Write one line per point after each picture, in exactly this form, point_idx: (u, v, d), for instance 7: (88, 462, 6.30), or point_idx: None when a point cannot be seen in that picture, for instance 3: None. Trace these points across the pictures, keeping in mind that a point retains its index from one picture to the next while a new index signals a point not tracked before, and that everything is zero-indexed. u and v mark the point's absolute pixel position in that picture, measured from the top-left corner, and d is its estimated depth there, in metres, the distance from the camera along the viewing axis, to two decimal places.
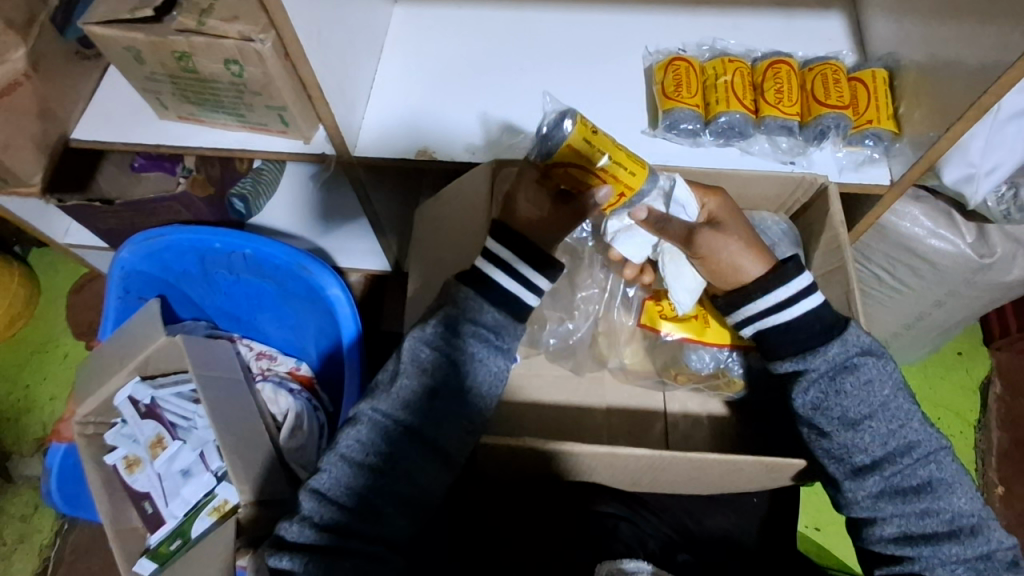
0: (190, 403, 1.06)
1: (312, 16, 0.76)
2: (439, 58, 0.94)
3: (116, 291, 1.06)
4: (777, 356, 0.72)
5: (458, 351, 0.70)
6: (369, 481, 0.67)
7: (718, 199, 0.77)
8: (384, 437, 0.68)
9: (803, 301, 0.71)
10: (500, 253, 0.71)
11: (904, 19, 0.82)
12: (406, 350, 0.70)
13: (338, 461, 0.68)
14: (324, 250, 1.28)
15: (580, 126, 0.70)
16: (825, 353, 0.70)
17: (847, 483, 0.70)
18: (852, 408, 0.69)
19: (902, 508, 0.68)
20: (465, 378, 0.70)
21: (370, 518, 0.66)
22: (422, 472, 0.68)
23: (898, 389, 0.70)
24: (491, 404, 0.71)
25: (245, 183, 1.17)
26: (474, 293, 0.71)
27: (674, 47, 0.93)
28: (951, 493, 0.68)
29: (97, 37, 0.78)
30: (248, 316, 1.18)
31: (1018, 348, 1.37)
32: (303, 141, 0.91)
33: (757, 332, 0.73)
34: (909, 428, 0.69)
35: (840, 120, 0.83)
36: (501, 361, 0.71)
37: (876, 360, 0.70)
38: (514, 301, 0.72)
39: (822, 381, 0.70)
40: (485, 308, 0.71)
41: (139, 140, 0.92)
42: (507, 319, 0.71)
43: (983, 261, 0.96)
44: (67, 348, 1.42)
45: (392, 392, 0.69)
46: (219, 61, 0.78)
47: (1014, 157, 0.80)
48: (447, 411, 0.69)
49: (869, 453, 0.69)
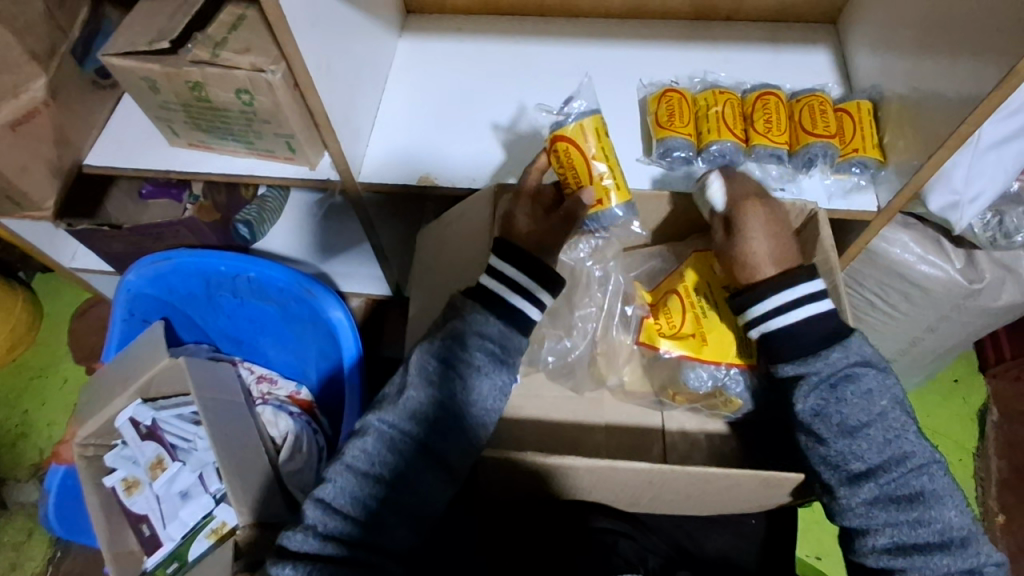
0: (191, 425, 1.05)
1: (322, 49, 0.80)
2: (442, 89, 0.98)
3: (121, 313, 1.07)
4: (780, 360, 0.74)
5: (464, 364, 0.71)
6: (373, 491, 0.67)
7: (749, 213, 0.77)
8: (392, 450, 0.69)
9: (810, 305, 0.73)
10: (508, 274, 0.74)
11: (886, 53, 0.86)
12: (413, 363, 0.72)
13: (346, 471, 0.68)
14: (330, 275, 1.30)
15: (595, 118, 0.80)
16: (827, 358, 0.72)
17: (842, 490, 0.71)
18: (852, 415, 0.70)
19: (895, 517, 0.69)
20: (468, 389, 0.71)
21: (374, 530, 0.66)
22: (425, 485, 0.68)
23: (896, 401, 0.72)
24: (494, 419, 0.73)
25: (250, 210, 1.21)
26: (480, 307, 0.73)
27: (667, 79, 0.97)
28: (942, 504, 0.68)
29: (114, 67, 0.81)
30: (251, 338, 1.19)
31: (1014, 375, 1.38)
32: (308, 167, 0.93)
33: (763, 334, 0.75)
34: (906, 438, 0.70)
35: (828, 149, 0.86)
36: (504, 379, 0.73)
37: (875, 371, 0.72)
38: (516, 316, 0.73)
39: (824, 388, 0.71)
40: (490, 320, 0.73)
41: (151, 165, 0.95)
42: (508, 332, 0.73)
43: (973, 286, 0.98)
44: (67, 372, 1.43)
45: (401, 403, 0.70)
46: (230, 91, 0.81)
47: (995, 183, 0.82)
48: (452, 423, 0.70)
49: (865, 461, 0.70)
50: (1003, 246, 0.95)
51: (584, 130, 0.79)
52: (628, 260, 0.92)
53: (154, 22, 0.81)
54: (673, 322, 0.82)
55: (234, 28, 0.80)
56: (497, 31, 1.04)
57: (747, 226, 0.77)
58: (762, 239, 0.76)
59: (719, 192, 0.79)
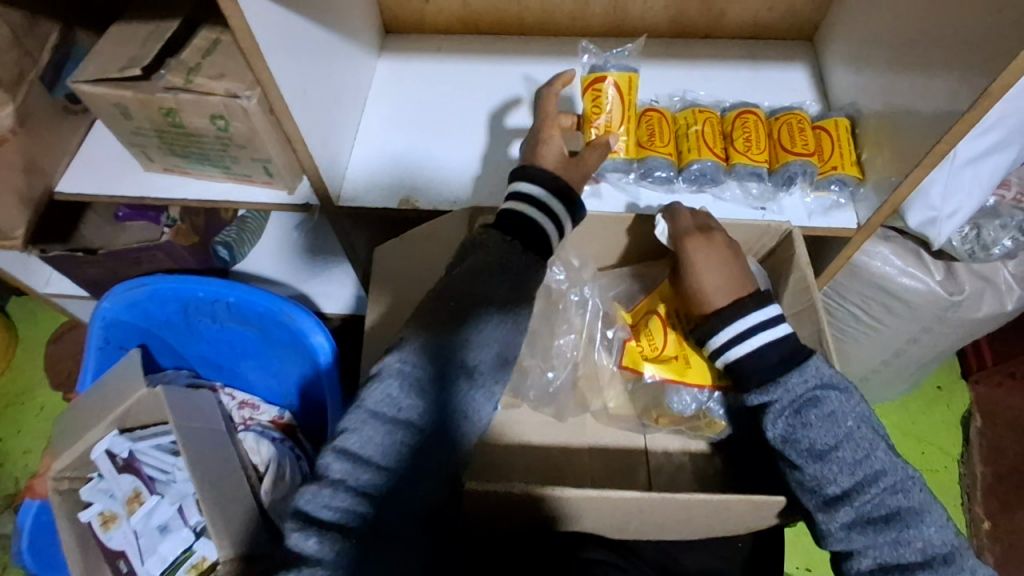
0: (169, 456, 1.01)
1: (299, 73, 0.79)
2: (423, 109, 0.98)
3: (97, 341, 1.05)
4: (746, 389, 0.74)
5: (489, 296, 0.68)
6: (398, 437, 0.62)
7: (696, 246, 0.78)
8: (416, 391, 0.64)
9: (765, 332, 0.72)
10: (531, 203, 0.73)
11: (862, 71, 0.87)
12: (435, 299, 0.69)
13: (368, 419, 0.62)
14: (306, 295, 1.26)
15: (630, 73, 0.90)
16: (786, 384, 0.71)
17: (819, 514, 0.71)
18: (819, 439, 0.69)
19: (874, 540, 0.68)
20: (493, 321, 0.68)
21: (401, 477, 0.61)
22: (441, 438, 0.63)
23: (862, 420, 0.70)
24: (507, 369, 0.70)
25: (230, 232, 1.22)
26: (496, 242, 0.71)
27: (647, 98, 0.97)
28: (920, 521, 0.67)
29: (85, 94, 0.80)
30: (231, 363, 1.16)
31: (996, 381, 1.40)
32: (287, 192, 0.92)
33: (728, 362, 0.74)
34: (875, 456, 0.69)
35: (806, 167, 0.87)
36: (516, 322, 0.70)
37: (837, 393, 0.70)
38: (539, 240, 0.72)
39: (788, 414, 0.71)
40: (518, 249, 0.70)
41: (125, 192, 0.93)
42: (526, 266, 0.70)
43: (953, 298, 0.99)
44: (43, 399, 1.40)
45: (423, 342, 0.66)
46: (205, 117, 0.79)
47: (973, 200, 0.83)
48: (477, 357, 0.67)
49: (838, 484, 0.69)
50: (982, 259, 0.97)
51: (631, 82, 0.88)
52: (604, 281, 0.91)
53: (126, 48, 0.80)
54: (655, 344, 0.81)
55: (209, 53, 0.79)
56: (477, 49, 1.04)
57: (693, 262, 0.77)
58: (712, 270, 0.77)
59: (666, 232, 0.81)
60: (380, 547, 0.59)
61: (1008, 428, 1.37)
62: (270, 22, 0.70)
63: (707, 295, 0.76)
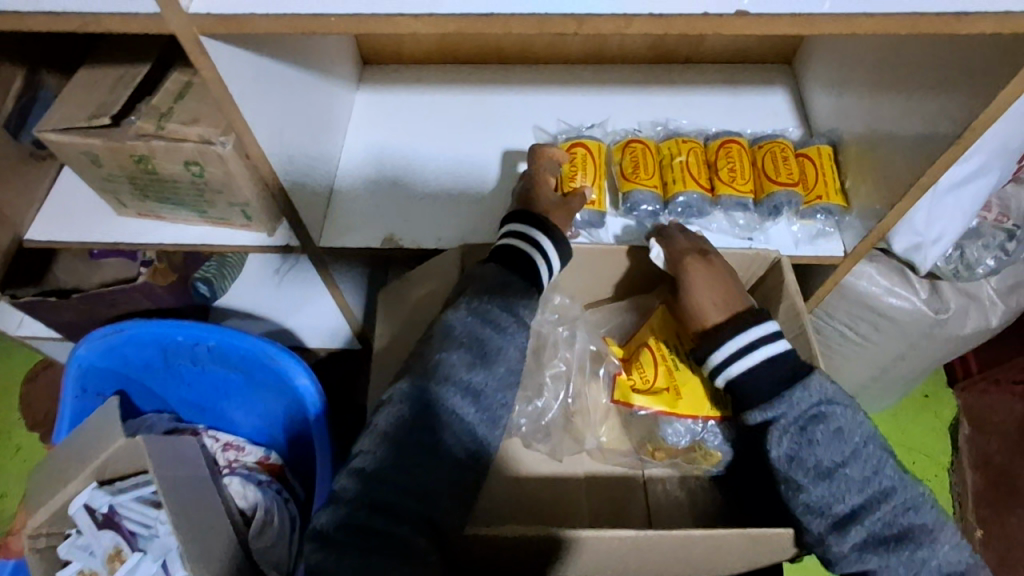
0: (150, 509, 0.98)
1: (274, 118, 0.77)
2: (403, 145, 0.97)
3: (72, 390, 1.01)
4: (748, 407, 0.72)
5: (489, 321, 0.72)
6: (402, 454, 0.65)
7: (694, 263, 0.78)
8: (419, 409, 0.67)
9: (766, 346, 0.72)
10: (514, 233, 0.79)
11: (843, 98, 0.87)
12: (440, 326, 0.72)
13: (374, 438, 0.66)
14: (289, 329, 1.24)
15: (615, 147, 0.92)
16: (791, 399, 0.70)
17: (829, 538, 0.69)
18: (827, 457, 0.68)
19: (888, 559, 0.67)
20: (492, 346, 0.71)
21: (404, 493, 0.64)
22: (446, 452, 0.66)
23: (868, 435, 0.70)
24: (510, 390, 0.72)
25: (209, 266, 1.14)
26: (494, 273, 0.75)
27: (629, 127, 0.96)
28: (931, 537, 0.67)
29: (53, 143, 0.77)
30: (214, 404, 1.13)
31: (982, 388, 1.41)
32: (266, 234, 0.90)
33: (728, 382, 0.73)
34: (882, 473, 0.69)
35: (791, 197, 0.86)
36: (517, 345, 0.73)
37: (843, 408, 0.70)
38: (533, 274, 0.77)
39: (794, 432, 0.69)
40: (515, 279, 0.75)
41: (97, 238, 0.90)
42: (521, 294, 0.75)
43: (939, 316, 1.00)
44: (19, 441, 1.35)
45: (427, 364, 0.69)
46: (179, 163, 0.77)
47: (957, 225, 0.84)
48: (478, 379, 0.70)
49: (847, 503, 0.68)
50: (966, 278, 0.97)
51: (603, 148, 0.90)
52: (598, 317, 0.91)
53: (93, 94, 0.77)
54: (646, 377, 0.81)
55: (180, 97, 0.77)
56: (457, 80, 1.02)
57: (690, 279, 0.78)
58: (708, 287, 0.77)
59: (661, 256, 0.80)
60: (390, 561, 0.61)
61: (996, 435, 1.37)
62: (242, 69, 0.68)
63: (704, 312, 0.77)
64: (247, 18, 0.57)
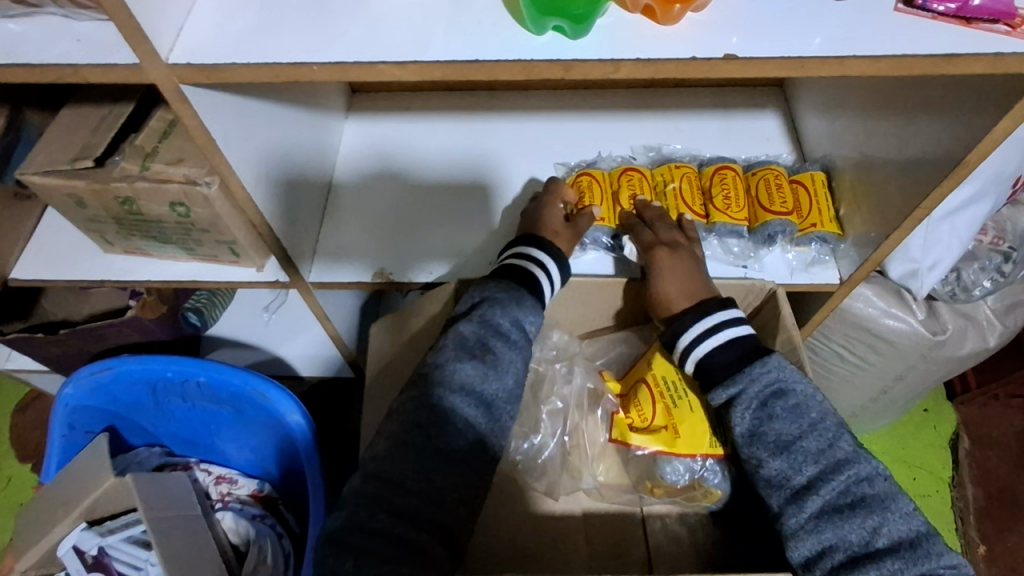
0: (141, 549, 0.95)
1: (261, 157, 0.76)
2: (394, 176, 0.97)
3: (60, 429, 1.00)
4: (711, 387, 0.73)
5: (496, 332, 0.73)
6: (406, 458, 0.64)
7: (667, 254, 0.80)
8: (423, 409, 0.67)
9: (731, 328, 0.73)
10: (511, 255, 0.80)
11: (835, 124, 0.87)
12: (452, 337, 0.72)
13: (382, 439, 0.67)
14: (284, 360, 1.21)
15: (619, 168, 0.92)
16: (750, 374, 0.70)
17: (786, 510, 0.65)
18: (784, 430, 0.67)
19: (843, 528, 0.62)
20: (500, 355, 0.72)
21: (399, 493, 0.62)
22: (448, 450, 0.65)
23: (827, 411, 0.68)
24: (517, 405, 0.73)
25: (200, 296, 1.12)
26: (503, 291, 0.75)
27: (623, 154, 0.95)
28: (887, 508, 0.62)
29: (35, 185, 0.76)
30: (206, 438, 1.11)
31: (982, 403, 1.40)
32: (255, 268, 0.88)
33: (695, 366, 0.75)
34: (839, 444, 0.66)
35: (786, 225, 0.85)
36: (524, 360, 0.74)
37: (803, 384, 0.69)
38: (537, 292, 0.78)
39: (755, 406, 0.69)
40: (524, 296, 0.76)
41: (83, 276, 0.89)
42: (529, 310, 0.75)
43: (937, 338, 0.97)
44: (10, 472, 1.33)
45: (446, 376, 0.69)
46: (164, 204, 0.75)
47: (953, 253, 0.84)
48: (485, 390, 0.69)
49: (804, 474, 0.65)
50: (963, 300, 0.97)
51: (606, 175, 0.91)
52: (594, 348, 0.92)
53: (77, 135, 0.77)
54: (644, 416, 0.80)
55: (165, 135, 0.76)
56: (448, 108, 1.02)
57: (658, 269, 0.80)
58: (676, 276, 0.79)
59: (636, 253, 0.85)
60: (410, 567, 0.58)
61: (997, 449, 1.36)
62: (225, 110, 0.67)
63: (668, 299, 0.79)
64: (225, 68, 0.56)
